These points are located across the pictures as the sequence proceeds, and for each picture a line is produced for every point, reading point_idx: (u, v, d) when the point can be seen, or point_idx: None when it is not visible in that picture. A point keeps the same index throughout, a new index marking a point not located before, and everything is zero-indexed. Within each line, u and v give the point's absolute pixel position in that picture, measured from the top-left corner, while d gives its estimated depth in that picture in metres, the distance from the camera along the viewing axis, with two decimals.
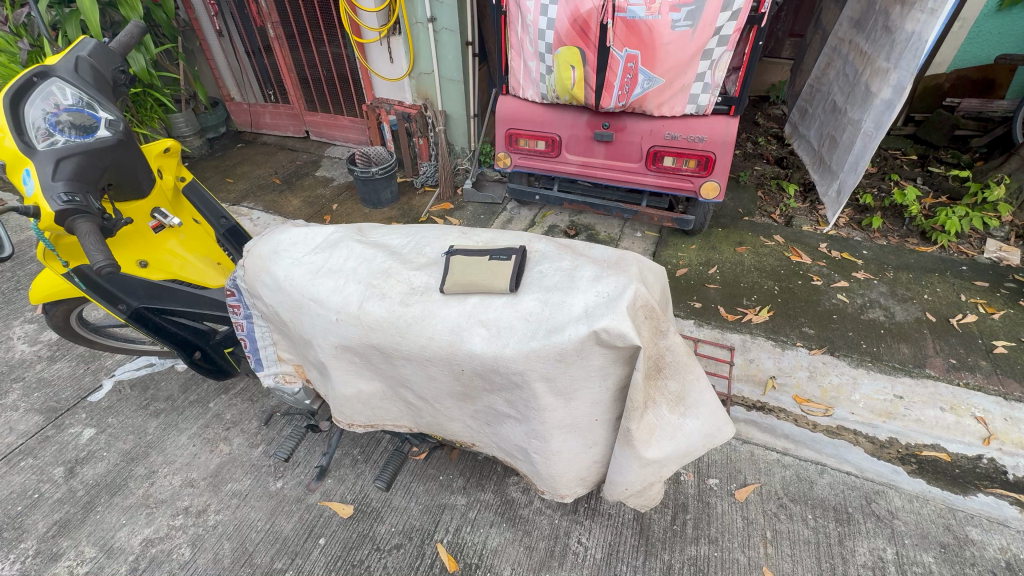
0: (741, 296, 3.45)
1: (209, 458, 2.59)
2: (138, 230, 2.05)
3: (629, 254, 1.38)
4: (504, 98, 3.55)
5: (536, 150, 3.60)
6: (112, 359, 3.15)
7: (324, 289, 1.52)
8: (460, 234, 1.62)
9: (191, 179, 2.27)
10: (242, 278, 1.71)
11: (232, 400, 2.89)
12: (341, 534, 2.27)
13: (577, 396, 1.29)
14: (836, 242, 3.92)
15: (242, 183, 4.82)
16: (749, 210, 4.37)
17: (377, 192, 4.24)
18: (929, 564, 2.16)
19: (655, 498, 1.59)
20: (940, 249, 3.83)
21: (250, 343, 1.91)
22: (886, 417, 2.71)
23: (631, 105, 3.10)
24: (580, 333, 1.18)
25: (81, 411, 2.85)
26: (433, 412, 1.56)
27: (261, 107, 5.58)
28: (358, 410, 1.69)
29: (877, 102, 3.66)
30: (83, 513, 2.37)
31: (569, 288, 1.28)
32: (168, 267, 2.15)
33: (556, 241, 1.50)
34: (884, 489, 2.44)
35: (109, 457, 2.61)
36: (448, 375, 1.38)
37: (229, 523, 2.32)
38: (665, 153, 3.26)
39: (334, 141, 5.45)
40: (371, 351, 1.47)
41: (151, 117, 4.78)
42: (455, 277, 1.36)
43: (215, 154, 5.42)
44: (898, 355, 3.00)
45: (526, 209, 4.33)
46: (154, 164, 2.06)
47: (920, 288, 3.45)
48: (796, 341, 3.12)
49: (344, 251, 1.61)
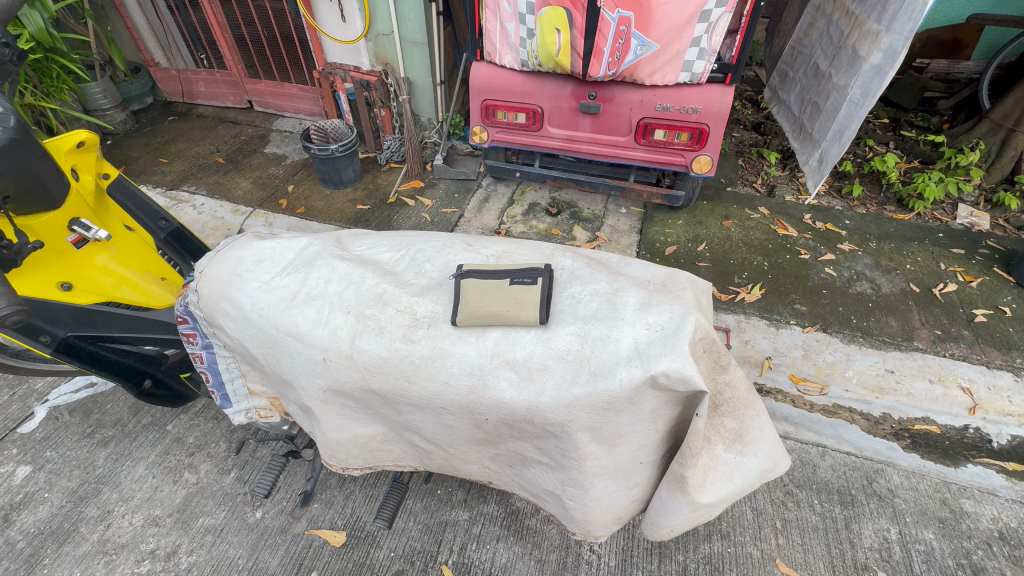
0: (732, 274, 3.36)
1: (173, 490, 2.30)
2: (55, 248, 1.69)
3: (677, 273, 1.20)
4: (477, 65, 3.19)
5: (515, 123, 3.29)
6: (43, 381, 2.73)
7: (304, 321, 1.26)
8: (465, 247, 1.38)
9: (116, 175, 1.89)
10: (196, 304, 1.41)
11: (193, 420, 2.57)
12: (335, 565, 2.07)
13: (622, 441, 1.11)
14: (819, 213, 3.89)
15: (179, 163, 4.25)
16: (731, 179, 4.27)
17: (338, 171, 3.82)
18: (929, 540, 2.20)
19: (677, 527, 1.24)
20: (916, 216, 3.85)
21: (212, 376, 1.62)
22: (879, 393, 2.72)
23: (621, 74, 2.84)
24: (635, 379, 1.00)
25: (10, 446, 2.47)
26: (446, 454, 1.36)
27: (192, 72, 4.91)
28: (355, 454, 1.46)
29: (867, 66, 3.55)
30: (27, 569, 2.06)
31: (612, 320, 1.08)
32: (100, 288, 1.82)
33: (584, 255, 1.29)
34: (883, 467, 2.45)
35: (53, 498, 2.27)
36: (467, 423, 1.18)
37: (206, 564, 2.08)
38: (656, 125, 3.04)
39: (283, 112, 4.88)
40: (370, 396, 1.23)
41: (60, 87, 4.09)
42: (471, 306, 1.13)
43: (144, 129, 4.75)
44: (888, 329, 3.01)
45: (503, 184, 4.04)
46: (65, 163, 1.66)
47: (902, 258, 3.47)
48: (789, 320, 3.08)
49: (322, 271, 1.34)
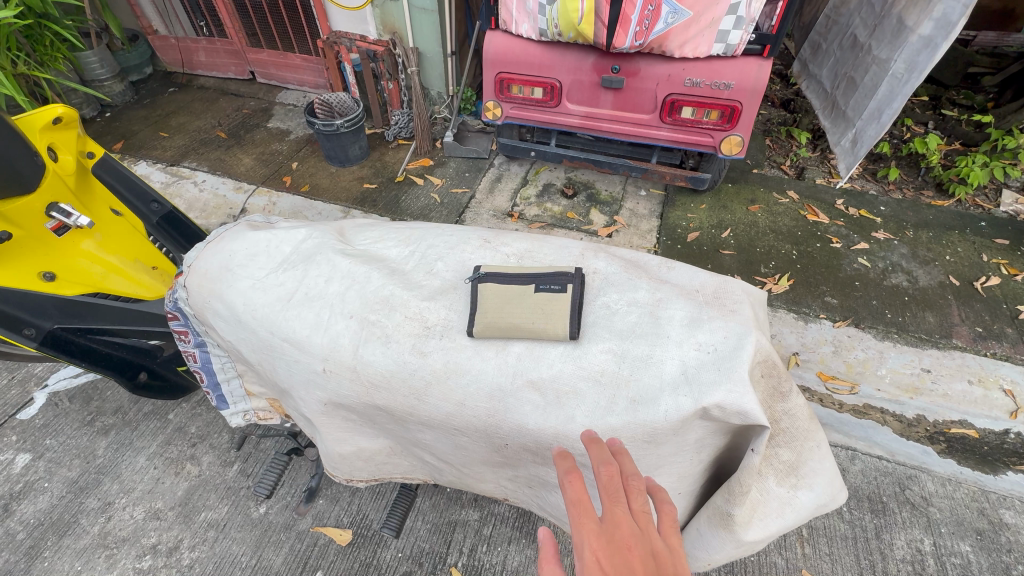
0: (759, 263, 3.17)
1: (174, 482, 2.23)
2: (33, 234, 1.56)
3: (730, 283, 1.15)
4: (491, 34, 2.96)
5: (531, 98, 3.08)
6: (42, 365, 2.66)
7: (301, 325, 1.13)
8: (482, 244, 1.26)
9: (102, 154, 1.75)
10: (185, 301, 1.28)
11: (195, 409, 2.48)
12: (341, 565, 1.99)
13: (661, 473, 1.07)
14: (852, 198, 3.66)
15: (179, 137, 4.09)
16: (758, 160, 4.04)
17: (343, 148, 3.64)
18: (966, 553, 2.07)
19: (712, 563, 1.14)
20: (957, 202, 3.61)
21: (206, 376, 1.51)
22: (913, 393, 2.54)
23: (649, 45, 2.61)
24: (683, 410, 0.94)
25: (9, 433, 2.40)
26: (459, 472, 1.25)
27: (192, 41, 4.69)
28: (359, 466, 1.36)
29: (913, 37, 3.21)
30: (27, 561, 2.01)
31: (656, 337, 1.02)
32: (88, 277, 1.71)
33: (620, 258, 1.23)
34: (916, 473, 2.31)
35: (52, 488, 2.21)
36: (485, 447, 1.09)
37: (208, 561, 2.01)
38: (684, 102, 2.81)
39: (287, 84, 4.67)
40: (375, 411, 1.12)
41: (54, 56, 3.88)
42: (489, 314, 1.03)
43: (144, 101, 4.57)
44: (925, 325, 2.83)
45: (516, 164, 3.84)
46: (41, 141, 1.52)
47: (941, 248, 3.26)
48: (819, 313, 2.90)
49: (323, 268, 1.21)
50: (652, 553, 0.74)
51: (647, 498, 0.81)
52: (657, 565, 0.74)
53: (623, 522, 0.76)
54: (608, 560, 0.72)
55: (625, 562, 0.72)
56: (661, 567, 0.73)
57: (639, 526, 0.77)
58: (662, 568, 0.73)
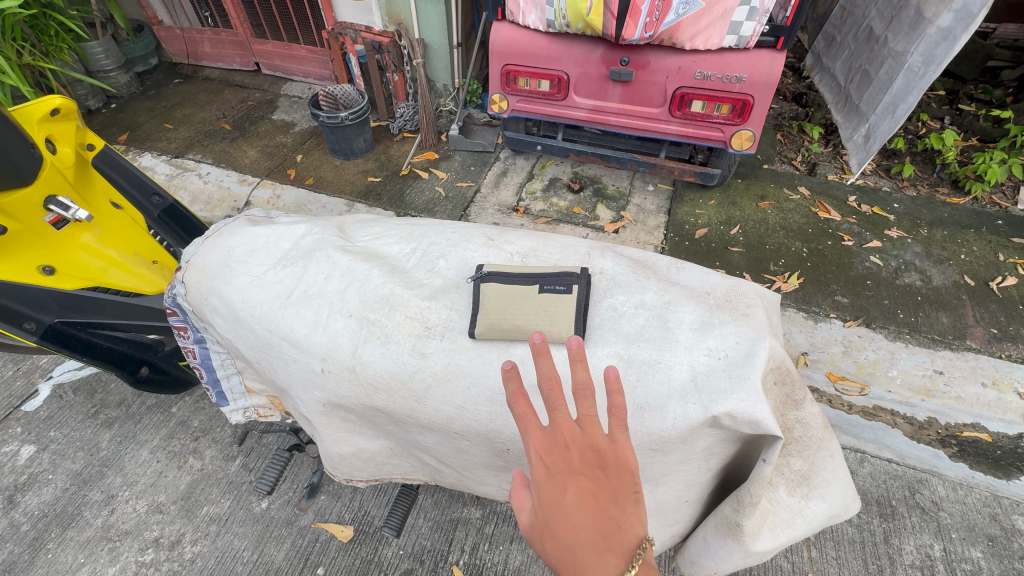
0: (768, 260, 3.11)
1: (177, 476, 2.23)
2: (32, 228, 1.55)
3: (743, 285, 1.13)
4: (498, 25, 2.90)
5: (538, 91, 3.03)
6: (47, 357, 2.66)
7: (300, 324, 1.11)
8: (486, 242, 1.23)
9: (103, 147, 1.74)
10: (183, 298, 1.26)
11: (198, 403, 2.47)
12: (342, 561, 1.98)
13: (667, 480, 1.06)
14: (865, 195, 3.58)
15: (184, 129, 4.07)
16: (768, 155, 3.96)
17: (348, 141, 3.61)
18: (977, 560, 2.03)
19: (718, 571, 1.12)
20: (973, 200, 3.52)
21: (206, 372, 1.49)
22: (925, 395, 2.49)
23: (659, 37, 2.55)
24: (692, 418, 0.92)
25: (14, 424, 2.41)
26: (460, 474, 1.24)
27: (197, 32, 4.66)
28: (360, 466, 1.35)
29: (932, 29, 3.12)
30: (31, 553, 2.02)
31: (664, 341, 1.00)
32: (87, 271, 1.71)
33: (627, 257, 1.21)
34: (926, 477, 2.27)
35: (56, 480, 2.22)
36: (486, 450, 1.07)
37: (210, 556, 2.01)
38: (694, 96, 2.75)
39: (291, 75, 4.63)
40: (374, 413, 1.10)
41: (59, 46, 3.86)
42: (490, 315, 1.01)
43: (149, 92, 4.55)
44: (938, 326, 2.76)
45: (522, 157, 3.79)
46: (38, 133, 1.52)
47: (956, 246, 3.19)
48: (829, 312, 2.85)
49: (322, 265, 1.19)
50: (592, 448, 0.77)
51: (592, 404, 0.76)
52: (598, 456, 0.78)
53: (564, 427, 0.77)
54: (549, 461, 0.77)
55: (564, 461, 0.77)
56: (601, 461, 0.77)
57: (583, 428, 0.78)
58: (601, 457, 0.77)
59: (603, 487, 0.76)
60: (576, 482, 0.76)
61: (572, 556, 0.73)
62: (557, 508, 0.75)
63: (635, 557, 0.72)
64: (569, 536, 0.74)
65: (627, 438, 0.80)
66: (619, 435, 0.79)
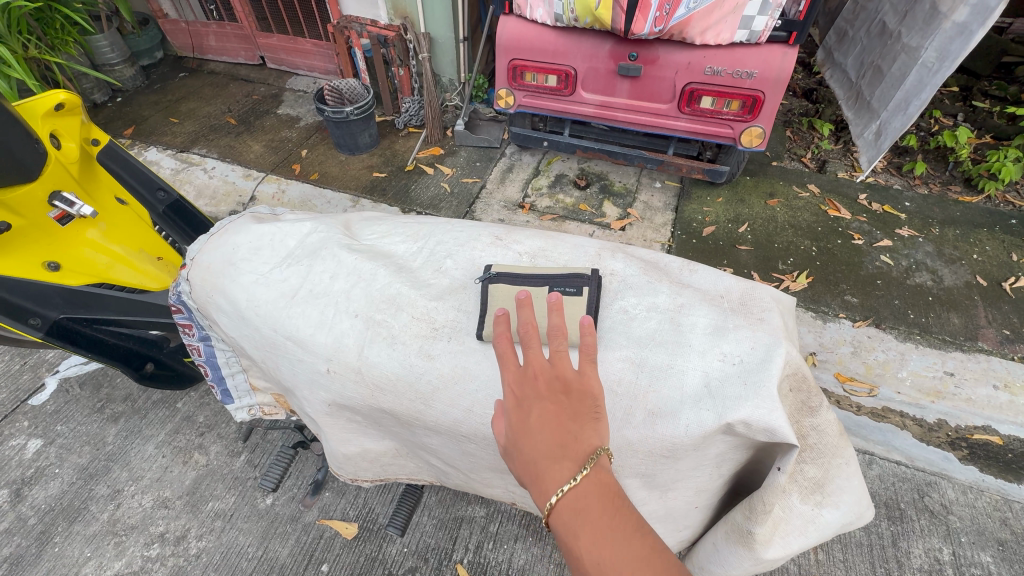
0: (777, 259, 3.08)
1: (182, 472, 2.23)
2: (37, 224, 1.55)
3: (758, 289, 1.13)
4: (505, 19, 2.87)
5: (545, 86, 3.00)
6: (54, 351, 2.67)
7: (305, 323, 1.10)
8: (493, 241, 1.21)
9: (107, 142, 1.73)
10: (188, 295, 1.25)
11: (203, 399, 2.48)
12: (346, 558, 1.98)
13: (677, 486, 1.05)
14: (875, 192, 3.54)
15: (189, 123, 4.06)
16: (777, 152, 3.92)
17: (353, 136, 3.59)
18: (987, 564, 2.01)
19: None
20: (986, 199, 3.46)
21: (211, 370, 1.49)
22: (935, 397, 2.44)
23: (668, 31, 2.51)
24: (706, 425, 0.92)
25: (21, 418, 2.42)
26: (466, 476, 1.23)
27: (202, 26, 4.64)
28: (365, 466, 1.35)
29: (947, 24, 3.06)
30: (38, 547, 2.03)
31: (678, 346, 1.00)
32: (92, 267, 1.71)
33: (638, 259, 1.20)
34: (936, 479, 2.25)
35: (63, 474, 2.23)
36: (493, 453, 1.07)
37: (215, 551, 2.01)
38: (703, 92, 2.71)
39: (296, 69, 4.61)
40: (380, 414, 1.10)
41: (65, 40, 3.85)
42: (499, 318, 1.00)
43: (154, 86, 4.54)
44: (949, 326, 2.72)
45: (528, 153, 3.77)
46: (43, 129, 1.50)
47: (968, 246, 3.14)
48: (838, 312, 2.81)
49: (328, 263, 1.17)
50: (558, 377, 0.76)
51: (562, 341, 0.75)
52: (566, 385, 0.76)
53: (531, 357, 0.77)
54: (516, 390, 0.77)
55: (531, 387, 0.77)
56: (566, 387, 0.76)
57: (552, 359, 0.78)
58: (567, 384, 0.76)
59: (567, 410, 0.75)
60: (541, 406, 0.75)
61: (531, 469, 0.72)
62: (521, 429, 0.74)
63: (591, 464, 0.71)
64: (530, 452, 0.73)
65: (596, 367, 0.78)
66: (587, 364, 0.78)
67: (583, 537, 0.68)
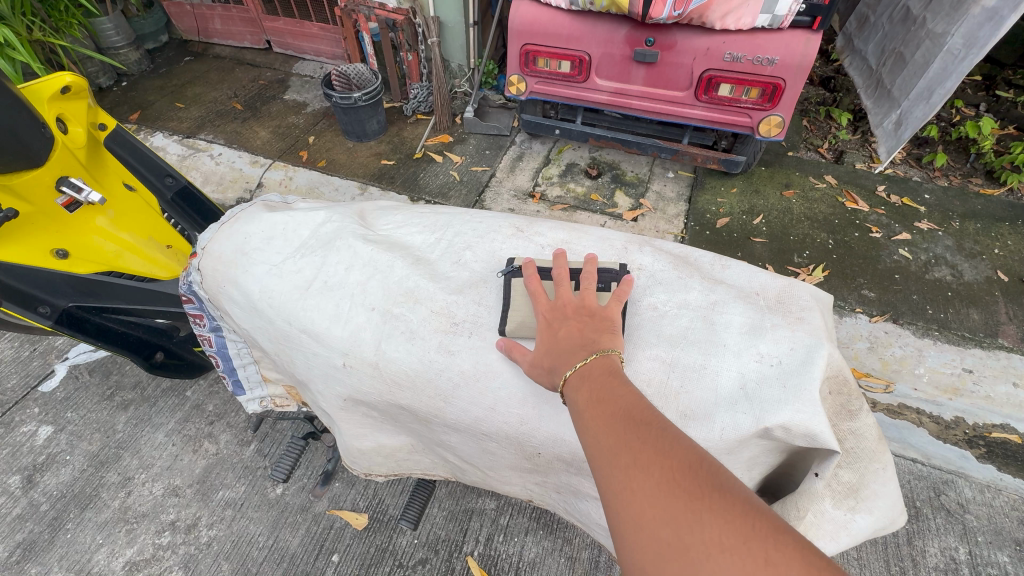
0: (792, 252, 3.02)
1: (192, 460, 2.23)
2: (45, 210, 1.53)
3: (797, 287, 1.10)
4: (518, 3, 2.79)
5: (558, 73, 2.92)
6: (62, 338, 2.66)
7: (320, 317, 1.07)
8: (514, 233, 1.18)
9: (115, 127, 1.69)
10: (200, 285, 1.23)
11: (212, 388, 2.47)
12: (356, 549, 1.98)
13: None
14: (894, 184, 3.46)
15: (195, 108, 4.01)
16: (793, 142, 3.83)
17: (361, 123, 3.53)
18: (1003, 564, 1.98)
19: None
20: (1008, 191, 3.38)
21: (222, 361, 1.45)
22: (953, 394, 2.40)
23: (688, 15, 2.43)
24: (743, 428, 0.90)
25: (32, 405, 2.42)
26: (483, 473, 1.21)
27: (207, 8, 4.56)
28: (380, 461, 1.33)
29: (976, 9, 2.95)
30: (51, 533, 2.03)
31: (714, 346, 0.98)
32: (101, 255, 1.69)
33: (667, 254, 1.18)
34: (953, 478, 2.21)
35: (74, 461, 2.23)
36: (513, 452, 1.05)
37: (225, 540, 2.01)
38: (721, 79, 2.64)
39: (303, 53, 4.53)
40: (398, 410, 1.08)
41: (69, 22, 3.79)
42: (523, 315, 0.98)
43: (159, 70, 4.48)
44: (968, 323, 2.67)
45: (538, 141, 3.70)
46: (49, 112, 1.47)
47: (989, 240, 3.07)
48: (855, 307, 2.76)
49: (343, 254, 1.14)
50: (583, 306, 0.94)
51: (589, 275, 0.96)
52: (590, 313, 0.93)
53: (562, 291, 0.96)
54: (549, 318, 0.94)
55: (560, 313, 0.94)
56: (589, 312, 0.92)
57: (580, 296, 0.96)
58: (591, 311, 0.93)
59: (588, 326, 0.90)
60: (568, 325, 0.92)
61: (552, 360, 0.88)
62: (549, 340, 0.90)
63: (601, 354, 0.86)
64: (555, 355, 0.89)
65: (620, 306, 0.94)
66: (612, 302, 0.94)
67: (581, 388, 0.83)
